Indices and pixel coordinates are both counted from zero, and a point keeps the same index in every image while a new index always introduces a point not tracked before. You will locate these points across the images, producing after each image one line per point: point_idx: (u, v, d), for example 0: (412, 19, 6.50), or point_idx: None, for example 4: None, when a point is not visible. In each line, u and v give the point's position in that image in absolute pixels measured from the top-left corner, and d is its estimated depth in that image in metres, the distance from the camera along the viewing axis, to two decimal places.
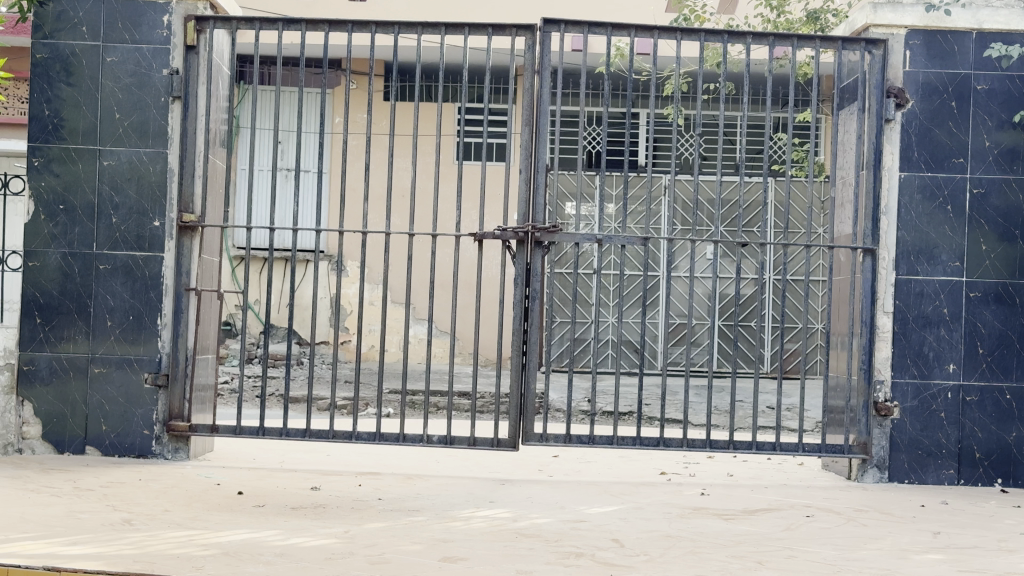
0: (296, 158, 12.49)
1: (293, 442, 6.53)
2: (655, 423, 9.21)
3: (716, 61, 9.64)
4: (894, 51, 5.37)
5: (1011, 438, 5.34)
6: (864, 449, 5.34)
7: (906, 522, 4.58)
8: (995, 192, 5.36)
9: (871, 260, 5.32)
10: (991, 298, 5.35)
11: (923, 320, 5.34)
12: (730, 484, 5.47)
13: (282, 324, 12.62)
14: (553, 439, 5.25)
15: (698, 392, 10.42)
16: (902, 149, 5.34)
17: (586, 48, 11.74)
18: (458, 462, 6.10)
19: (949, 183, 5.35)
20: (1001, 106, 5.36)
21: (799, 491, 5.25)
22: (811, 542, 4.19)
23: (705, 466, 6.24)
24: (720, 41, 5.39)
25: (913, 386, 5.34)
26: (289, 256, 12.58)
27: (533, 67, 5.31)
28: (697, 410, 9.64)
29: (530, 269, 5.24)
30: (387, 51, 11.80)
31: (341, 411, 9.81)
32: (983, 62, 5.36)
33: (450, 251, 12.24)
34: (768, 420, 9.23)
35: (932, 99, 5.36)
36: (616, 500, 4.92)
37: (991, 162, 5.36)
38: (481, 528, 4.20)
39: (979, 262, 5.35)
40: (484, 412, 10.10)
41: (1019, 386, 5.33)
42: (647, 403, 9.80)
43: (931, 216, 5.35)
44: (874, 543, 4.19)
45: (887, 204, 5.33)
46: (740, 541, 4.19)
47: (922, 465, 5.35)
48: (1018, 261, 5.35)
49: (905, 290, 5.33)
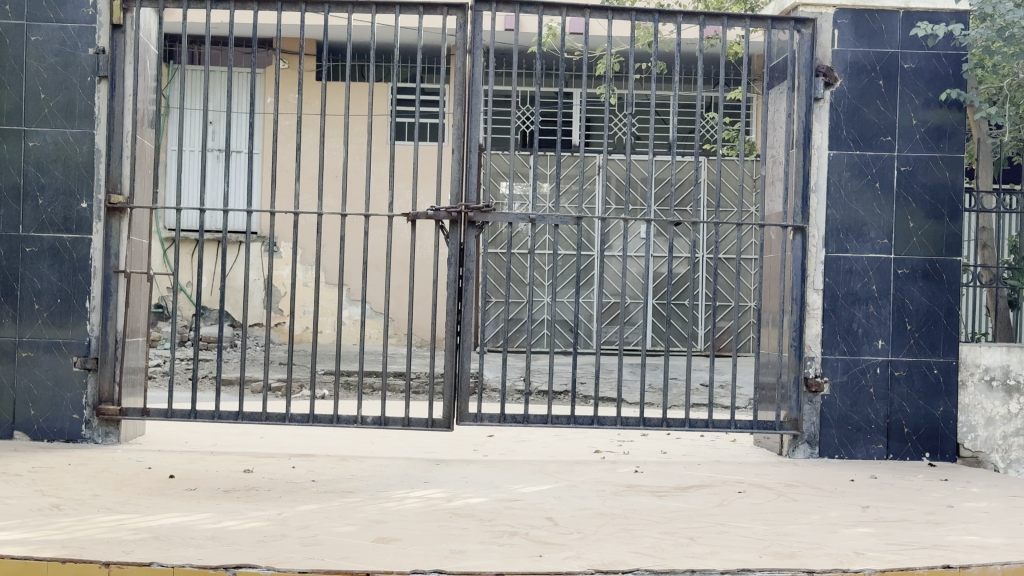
0: (226, 137, 12.38)
1: (225, 427, 6.47)
2: (590, 401, 9.28)
3: (647, 40, 9.69)
4: (823, 30, 5.39)
5: (938, 412, 5.43)
6: (796, 425, 5.41)
7: (836, 496, 4.64)
8: (922, 169, 5.43)
9: (801, 237, 5.40)
10: (918, 275, 5.43)
11: (852, 296, 5.40)
12: (663, 461, 5.52)
13: (213, 306, 12.53)
14: (488, 418, 5.25)
15: (632, 369, 10.51)
16: (831, 128, 5.39)
17: (518, 26, 11.76)
18: (392, 443, 6.08)
19: (877, 161, 5.41)
20: (927, 85, 5.43)
21: (731, 468, 5.30)
22: (741, 518, 4.24)
23: (640, 444, 6.27)
24: (651, 20, 5.38)
25: (842, 362, 5.40)
26: (221, 238, 12.48)
27: (465, 47, 5.30)
28: (631, 388, 9.73)
29: (463, 249, 5.24)
30: (318, 29, 11.74)
31: (275, 392, 9.80)
32: (910, 41, 5.42)
33: (383, 232, 12.23)
34: (701, 398, 9.33)
35: (860, 78, 5.40)
36: (550, 479, 4.94)
37: (918, 140, 5.43)
38: (415, 508, 4.20)
39: (906, 239, 5.42)
40: (419, 393, 10.13)
41: (946, 360, 5.42)
42: (582, 382, 9.86)
43: (859, 193, 5.40)
44: (805, 518, 4.24)
45: (816, 182, 5.39)
46: (672, 517, 4.22)
47: (852, 440, 5.41)
48: (943, 239, 5.43)
49: (834, 267, 5.39)
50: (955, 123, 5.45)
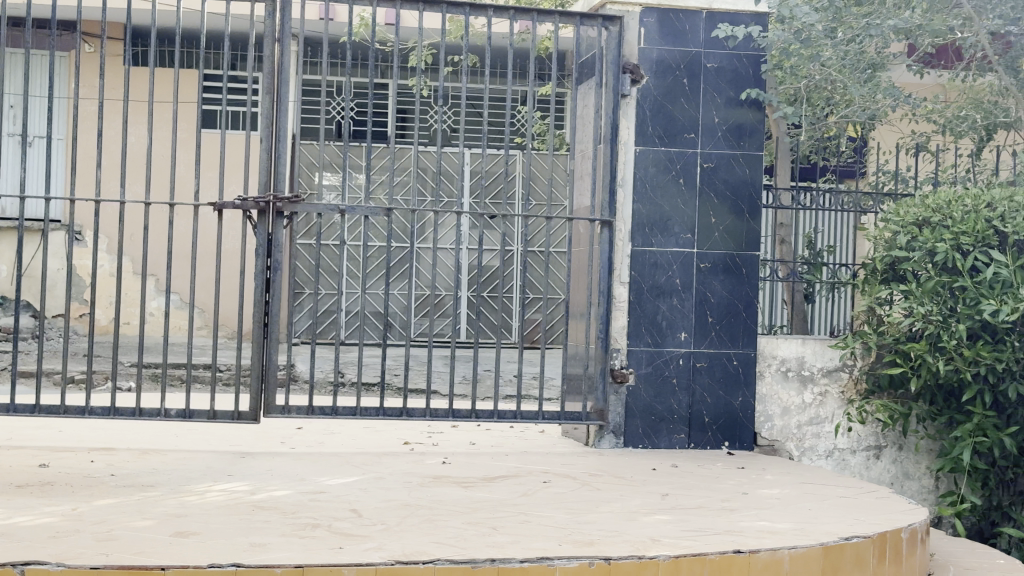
0: (24, 122, 11.96)
1: (19, 421, 6.25)
2: (400, 393, 9.26)
3: (458, 33, 9.71)
4: (630, 28, 5.50)
5: (737, 403, 5.61)
6: (602, 416, 5.46)
7: (637, 484, 4.75)
8: (723, 166, 5.59)
9: (608, 231, 5.43)
10: (720, 269, 5.59)
11: (657, 289, 5.52)
12: (471, 452, 5.55)
13: (12, 296, 12.10)
14: (296, 410, 5.20)
15: (444, 361, 10.53)
16: (637, 123, 5.50)
17: (329, 16, 11.65)
18: (197, 436, 5.97)
19: (681, 157, 5.54)
20: (728, 84, 5.59)
21: (537, 458, 5.37)
22: (544, 507, 4.30)
23: (448, 435, 6.30)
24: (463, 13, 5.42)
25: (647, 354, 5.52)
26: (20, 225, 12.06)
27: (274, 35, 5.23)
28: (442, 379, 9.75)
29: (271, 240, 5.18)
30: (122, 12, 11.43)
31: (76, 385, 9.51)
32: (713, 41, 5.56)
33: (191, 221, 11.98)
34: (511, 389, 9.40)
35: (665, 76, 5.52)
36: (357, 471, 4.93)
37: (720, 137, 5.58)
38: (218, 501, 4.14)
39: (708, 234, 5.57)
40: (227, 385, 9.97)
41: (745, 352, 5.61)
42: (393, 374, 9.84)
43: (664, 188, 5.52)
44: (606, 506, 4.32)
45: (623, 176, 5.49)
46: (476, 507, 4.26)
47: (655, 430, 5.54)
48: (743, 234, 5.61)
49: (639, 260, 5.50)
50: (754, 122, 5.63)
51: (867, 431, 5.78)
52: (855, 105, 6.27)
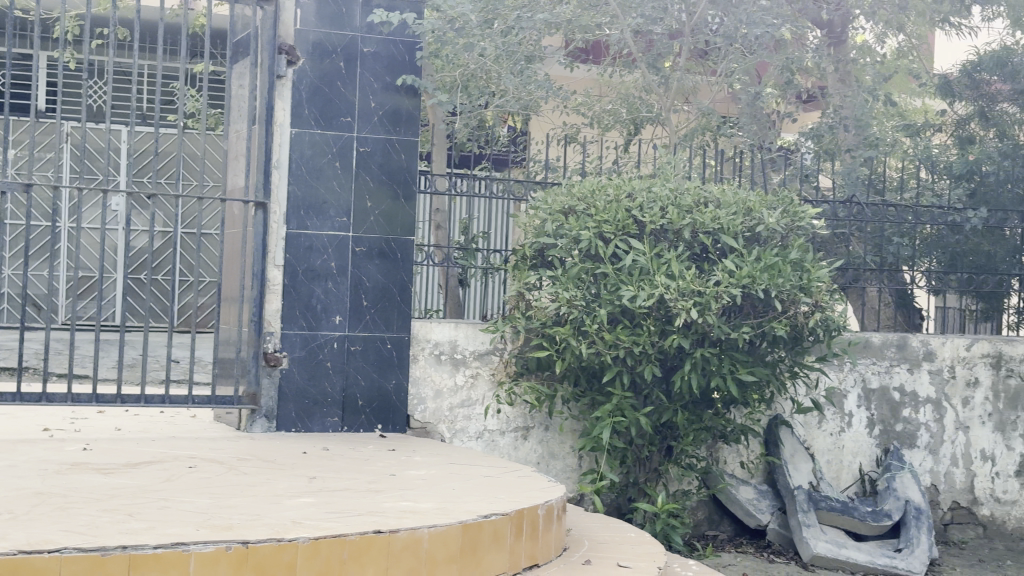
0: None
1: None
2: (44, 377, 8.85)
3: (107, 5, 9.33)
4: (285, 9, 5.46)
5: (391, 385, 5.67)
6: (253, 400, 5.41)
7: (285, 468, 4.71)
8: (379, 151, 5.62)
9: (262, 213, 5.37)
10: (375, 253, 5.62)
11: (311, 273, 5.48)
12: (115, 438, 5.37)
13: None
14: None
15: (94, 345, 10.13)
16: (293, 105, 5.44)
17: None
18: None
19: (337, 141, 5.52)
20: (385, 70, 5.63)
21: (186, 443, 5.25)
22: (186, 492, 4.21)
23: (92, 421, 6.08)
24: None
25: (301, 338, 5.46)
26: None
27: None
28: (91, 364, 9.37)
29: None
30: None
31: None
32: (368, 26, 5.58)
33: None
34: (165, 373, 9.14)
35: (322, 59, 5.49)
36: None
37: (376, 123, 5.61)
38: None
39: (364, 218, 5.59)
40: None
41: (399, 336, 5.67)
42: (38, 359, 9.38)
43: (320, 172, 5.49)
44: (250, 490, 4.27)
45: (278, 158, 5.42)
46: (114, 494, 4.12)
47: (309, 414, 5.48)
48: (399, 219, 5.66)
49: (294, 243, 5.44)
50: (410, 109, 5.70)
51: (516, 412, 6.01)
52: (507, 96, 6.65)
